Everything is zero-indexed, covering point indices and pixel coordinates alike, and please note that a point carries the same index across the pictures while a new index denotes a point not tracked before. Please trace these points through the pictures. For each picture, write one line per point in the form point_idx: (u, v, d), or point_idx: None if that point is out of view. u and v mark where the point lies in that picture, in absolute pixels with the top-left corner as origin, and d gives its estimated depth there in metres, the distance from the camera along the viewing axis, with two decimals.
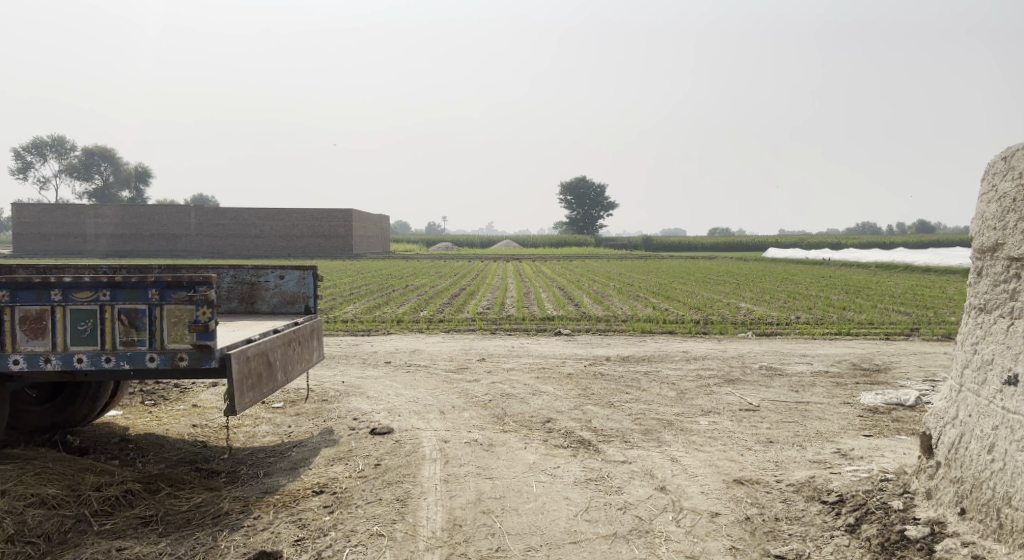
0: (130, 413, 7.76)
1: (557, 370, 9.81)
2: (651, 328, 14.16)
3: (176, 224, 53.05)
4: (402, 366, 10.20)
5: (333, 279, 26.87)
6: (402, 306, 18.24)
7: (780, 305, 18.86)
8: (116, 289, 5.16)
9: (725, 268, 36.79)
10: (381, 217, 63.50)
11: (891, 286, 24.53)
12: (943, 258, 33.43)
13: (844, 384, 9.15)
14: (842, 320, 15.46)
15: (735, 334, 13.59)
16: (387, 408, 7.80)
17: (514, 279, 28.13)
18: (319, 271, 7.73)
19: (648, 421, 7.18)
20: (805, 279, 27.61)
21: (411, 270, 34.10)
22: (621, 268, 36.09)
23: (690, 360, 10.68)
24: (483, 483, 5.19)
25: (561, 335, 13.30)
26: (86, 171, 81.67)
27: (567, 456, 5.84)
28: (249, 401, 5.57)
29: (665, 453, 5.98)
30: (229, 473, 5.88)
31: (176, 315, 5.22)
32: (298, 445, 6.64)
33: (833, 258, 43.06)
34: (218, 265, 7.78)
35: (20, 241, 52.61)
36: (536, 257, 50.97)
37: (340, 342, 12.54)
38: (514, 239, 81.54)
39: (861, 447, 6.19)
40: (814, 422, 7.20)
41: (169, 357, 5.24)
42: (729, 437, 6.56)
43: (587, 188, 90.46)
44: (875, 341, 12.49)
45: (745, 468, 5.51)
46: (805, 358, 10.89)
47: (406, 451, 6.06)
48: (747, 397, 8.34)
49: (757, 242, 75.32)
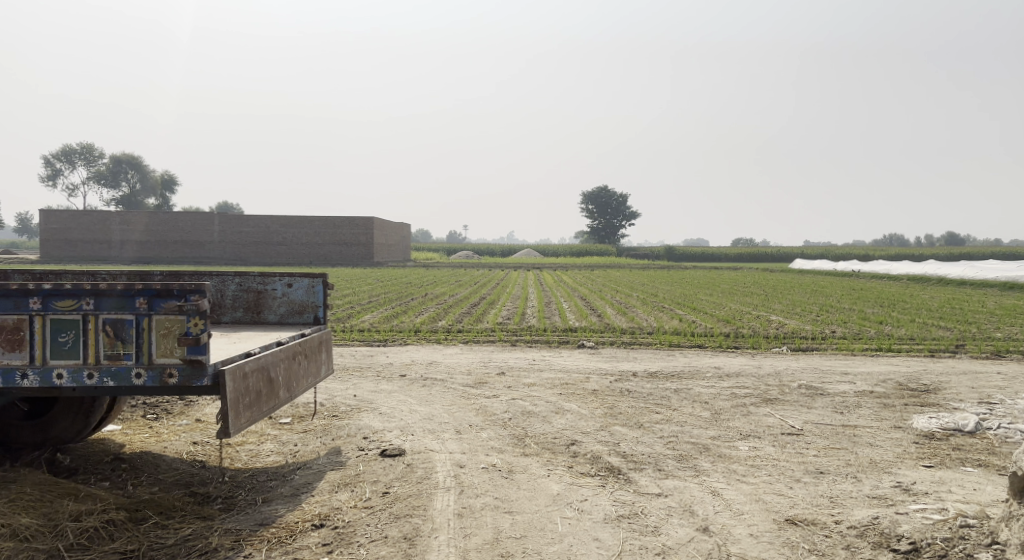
0: (128, 428, 7.30)
1: (581, 386, 9.23)
2: (679, 341, 13.51)
3: (199, 231, 53.15)
4: (417, 379, 9.66)
5: (352, 287, 26.52)
6: (420, 316, 17.76)
7: (814, 317, 18.10)
8: (101, 297, 4.69)
9: (751, 278, 36.04)
10: (402, 226, 63.43)
11: (926, 299, 23.63)
12: (977, 271, 32.35)
13: (892, 405, 8.46)
14: (880, 335, 14.70)
15: (768, 348, 12.92)
16: (399, 426, 7.27)
17: (536, 288, 27.57)
18: (329, 279, 7.24)
19: (682, 445, 6.58)
20: (837, 291, 26.75)
21: (430, 278, 33.65)
22: (646, 278, 35.37)
23: (723, 377, 10.03)
24: (503, 519, 4.64)
25: (585, 346, 12.74)
26: (112, 179, 82.27)
27: (595, 487, 5.26)
28: (245, 422, 5.05)
29: (705, 484, 5.38)
30: (226, 500, 5.37)
31: (166, 327, 4.73)
32: (302, 467, 6.13)
33: (861, 270, 41.98)
34: (222, 272, 7.30)
35: (48, 247, 53.07)
36: (558, 267, 50.37)
37: (355, 352, 12.07)
38: (534, 248, 81.03)
39: (923, 481, 5.55)
40: (865, 449, 6.58)
41: (157, 374, 4.75)
42: (773, 467, 5.94)
43: (608, 197, 89.67)
44: (920, 359, 11.76)
45: (797, 505, 4.91)
46: (848, 376, 10.21)
47: (418, 478, 5.52)
48: (788, 420, 7.70)
49: (783, 254, 73.93)
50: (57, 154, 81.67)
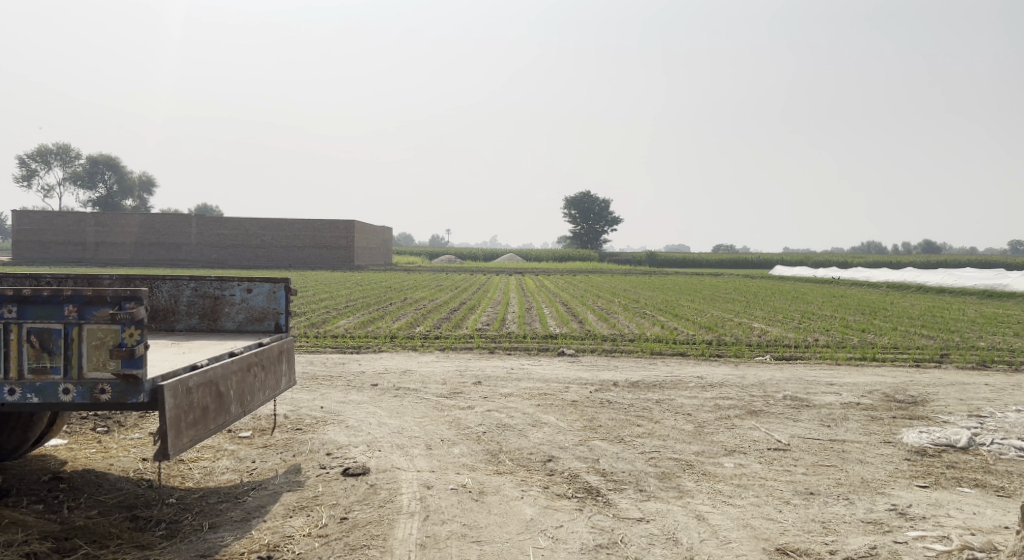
0: (74, 443, 6.80)
1: (559, 397, 8.85)
2: (662, 349, 13.18)
3: (176, 234, 52.22)
4: (389, 389, 9.23)
5: (330, 291, 26.01)
6: (397, 321, 17.29)
7: (796, 325, 17.90)
8: (25, 304, 4.25)
9: (733, 284, 35.86)
10: (383, 230, 62.75)
11: (907, 307, 23.58)
12: (957, 278, 32.50)
13: (880, 418, 8.16)
14: (864, 343, 14.49)
15: (752, 357, 12.65)
16: (366, 441, 6.85)
17: (516, 293, 27.17)
18: (292, 284, 6.80)
19: (664, 462, 6.22)
20: (817, 299, 26.63)
21: (411, 282, 33.19)
22: (629, 283, 35.11)
23: (706, 387, 9.69)
24: (469, 551, 4.25)
25: (565, 354, 12.37)
26: (89, 179, 80.72)
27: (571, 511, 4.87)
28: (186, 442, 4.60)
29: (688, 507, 5.00)
30: (170, 525, 4.94)
31: (98, 338, 4.28)
32: (258, 487, 5.68)
33: (840, 276, 42.18)
34: (177, 276, 6.83)
35: (20, 248, 51.86)
36: (540, 272, 49.96)
37: (326, 360, 11.60)
38: (516, 253, 80.71)
39: (919, 504, 5.22)
40: (855, 467, 6.24)
41: (88, 389, 4.31)
42: (761, 487, 5.59)
43: (591, 202, 89.50)
44: (906, 369, 11.51)
45: (787, 532, 4.56)
46: (834, 386, 9.91)
47: (381, 501, 5.10)
48: (774, 434, 7.36)
49: (764, 260, 74.14)
50: (32, 153, 80.07)
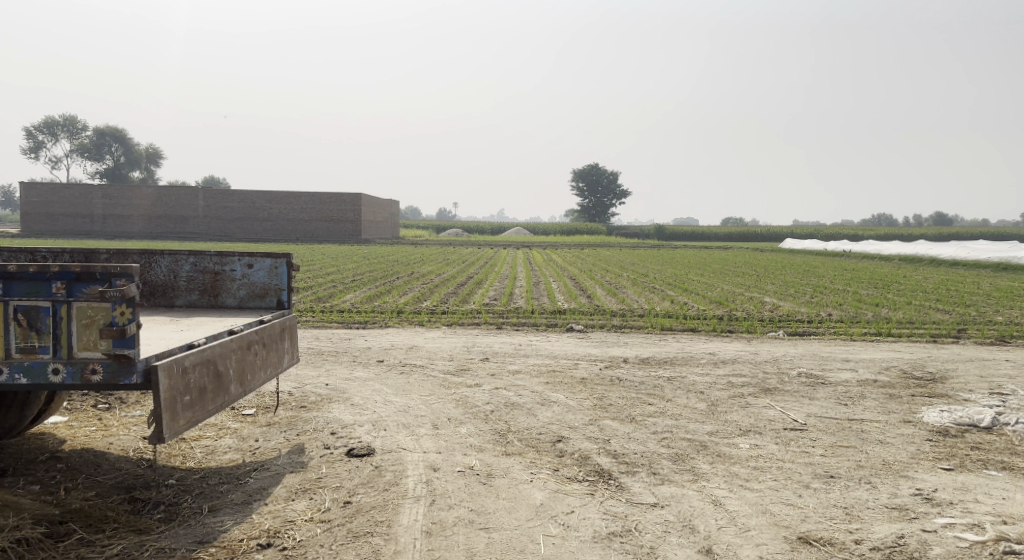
0: (74, 421, 6.66)
1: (569, 374, 8.66)
2: (672, 324, 12.97)
3: (183, 206, 52.09)
4: (395, 366, 9.06)
5: (337, 265, 25.85)
6: (404, 296, 17.11)
7: (808, 299, 17.63)
8: (11, 281, 4.06)
9: (743, 258, 35.47)
10: (390, 204, 62.46)
11: (920, 280, 23.24)
12: (970, 250, 32.07)
13: (899, 396, 7.95)
14: (878, 318, 14.23)
15: (764, 332, 12.44)
16: (372, 420, 6.68)
17: (524, 267, 26.96)
18: (293, 260, 6.59)
19: (678, 443, 6.03)
20: (829, 272, 26.32)
21: (418, 256, 33.01)
22: (638, 257, 34.76)
23: (719, 364, 9.48)
24: (476, 539, 4.08)
25: (574, 330, 12.19)
26: (96, 151, 80.66)
27: (583, 496, 4.69)
28: (183, 424, 4.43)
29: (704, 492, 4.81)
30: (169, 507, 4.79)
31: (88, 316, 4.10)
32: (260, 468, 5.53)
33: (851, 250, 41.78)
34: (176, 250, 6.63)
35: (29, 221, 51.92)
36: (548, 245, 49.56)
37: (332, 335, 11.44)
38: (524, 226, 80.28)
39: (945, 488, 5.01)
40: (875, 448, 6.04)
41: (78, 370, 4.13)
42: (779, 469, 5.39)
43: (598, 175, 88.73)
44: (923, 345, 11.27)
45: (809, 519, 4.37)
46: (849, 363, 9.68)
47: (385, 484, 4.93)
48: (790, 413, 7.16)
49: (773, 232, 73.51)
50: (39, 125, 79.81)
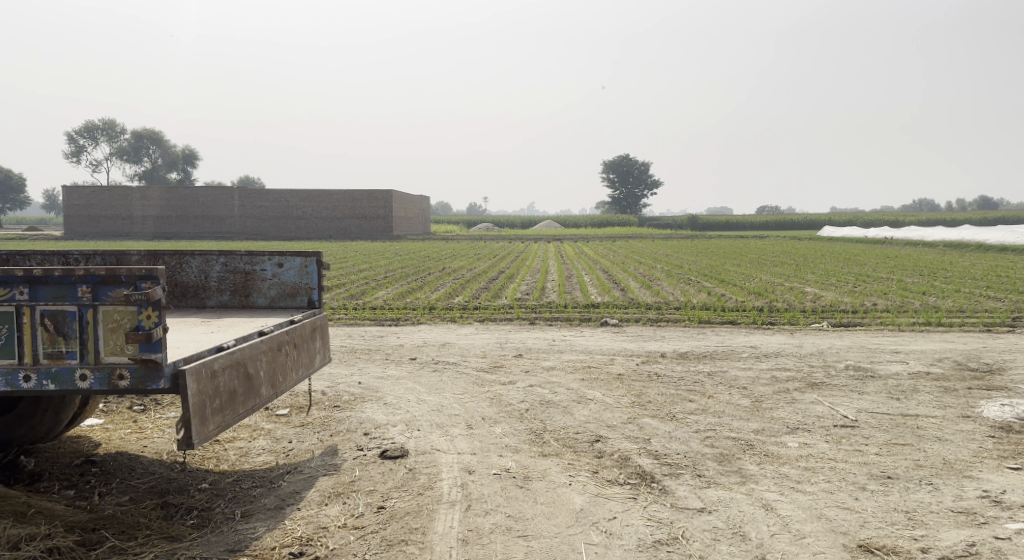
0: (110, 423, 6.64)
1: (605, 370, 8.43)
2: (711, 317, 12.61)
3: (219, 207, 52.76)
4: (428, 363, 8.92)
5: (369, 262, 25.80)
6: (436, 292, 16.95)
7: (851, 289, 17.08)
8: (37, 285, 3.97)
9: (780, 247, 34.65)
10: (421, 200, 62.58)
11: (968, 267, 22.40)
12: (1019, 235, 30.91)
13: (955, 389, 7.57)
14: (926, 307, 13.71)
15: (807, 323, 12.03)
16: (405, 420, 6.54)
17: (556, 261, 26.62)
18: (324, 258, 6.46)
19: (722, 442, 5.78)
20: (872, 259, 25.56)
21: (450, 251, 32.88)
22: (672, 248, 34.21)
23: (761, 358, 9.17)
24: (515, 548, 3.91)
25: (608, 324, 11.93)
26: (134, 153, 82.14)
27: (625, 500, 4.48)
28: (212, 428, 4.33)
29: (754, 496, 4.56)
30: (201, 513, 4.69)
31: (114, 321, 4.00)
32: (293, 471, 5.42)
33: (894, 236, 40.55)
34: (206, 251, 6.55)
35: (70, 224, 53.02)
36: (579, 238, 49.09)
37: (364, 333, 11.36)
38: (556, 220, 79.81)
39: (1014, 489, 4.70)
40: (934, 445, 5.71)
41: (106, 375, 4.05)
42: (831, 470, 5.12)
43: (629, 166, 87.82)
44: (976, 335, 10.77)
45: (869, 525, 4.10)
46: (899, 355, 9.28)
47: (420, 488, 4.78)
48: (839, 408, 6.85)
49: (810, 220, 72.03)
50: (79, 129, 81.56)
